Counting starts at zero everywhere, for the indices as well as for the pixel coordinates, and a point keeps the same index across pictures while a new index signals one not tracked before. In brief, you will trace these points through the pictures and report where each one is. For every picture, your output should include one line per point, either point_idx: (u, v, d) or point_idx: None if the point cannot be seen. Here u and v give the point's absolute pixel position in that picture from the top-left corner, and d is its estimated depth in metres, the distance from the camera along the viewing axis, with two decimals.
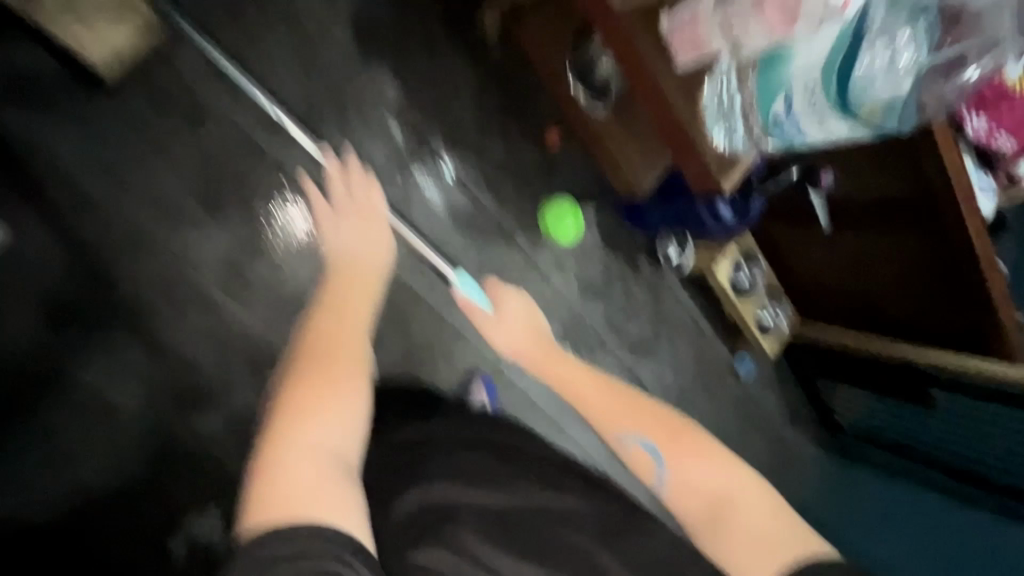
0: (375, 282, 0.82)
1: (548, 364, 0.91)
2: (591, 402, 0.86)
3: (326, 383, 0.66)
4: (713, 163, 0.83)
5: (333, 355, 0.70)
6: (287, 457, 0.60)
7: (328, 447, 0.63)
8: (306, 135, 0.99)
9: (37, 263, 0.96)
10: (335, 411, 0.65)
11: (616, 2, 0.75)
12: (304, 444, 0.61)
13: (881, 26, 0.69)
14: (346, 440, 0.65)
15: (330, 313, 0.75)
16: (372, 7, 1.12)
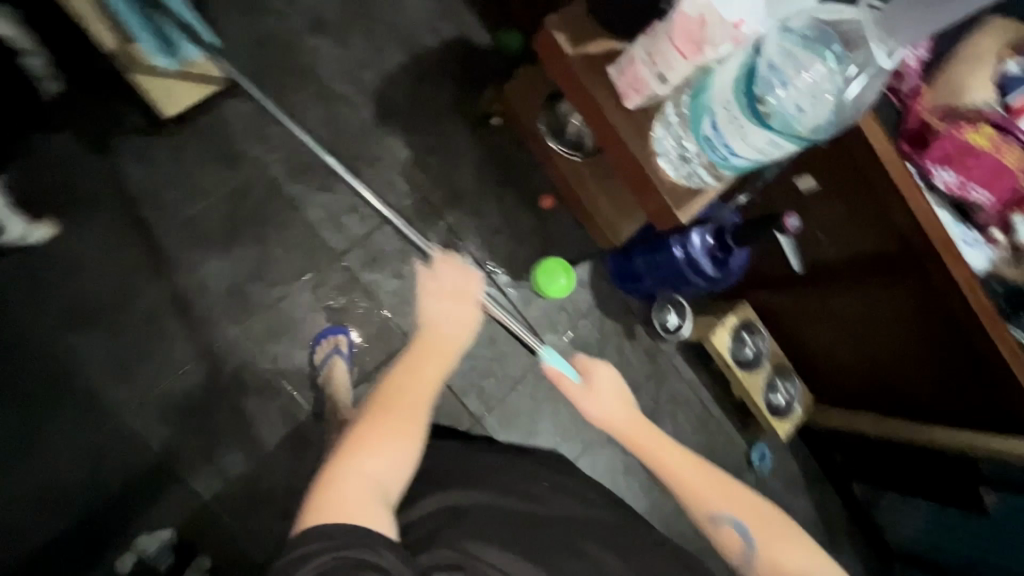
0: (457, 348, 0.75)
1: (638, 435, 0.80)
2: (676, 472, 0.77)
3: (387, 422, 0.65)
4: (670, 195, 0.90)
5: (401, 399, 0.68)
6: (338, 480, 0.60)
7: (376, 479, 0.62)
8: (418, 235, 0.82)
9: (65, 265, 1.06)
10: (389, 446, 0.64)
11: (569, 50, 0.88)
12: (357, 471, 0.61)
13: (778, 50, 0.70)
14: (394, 472, 0.64)
15: (409, 361, 0.72)
16: (396, 80, 1.29)
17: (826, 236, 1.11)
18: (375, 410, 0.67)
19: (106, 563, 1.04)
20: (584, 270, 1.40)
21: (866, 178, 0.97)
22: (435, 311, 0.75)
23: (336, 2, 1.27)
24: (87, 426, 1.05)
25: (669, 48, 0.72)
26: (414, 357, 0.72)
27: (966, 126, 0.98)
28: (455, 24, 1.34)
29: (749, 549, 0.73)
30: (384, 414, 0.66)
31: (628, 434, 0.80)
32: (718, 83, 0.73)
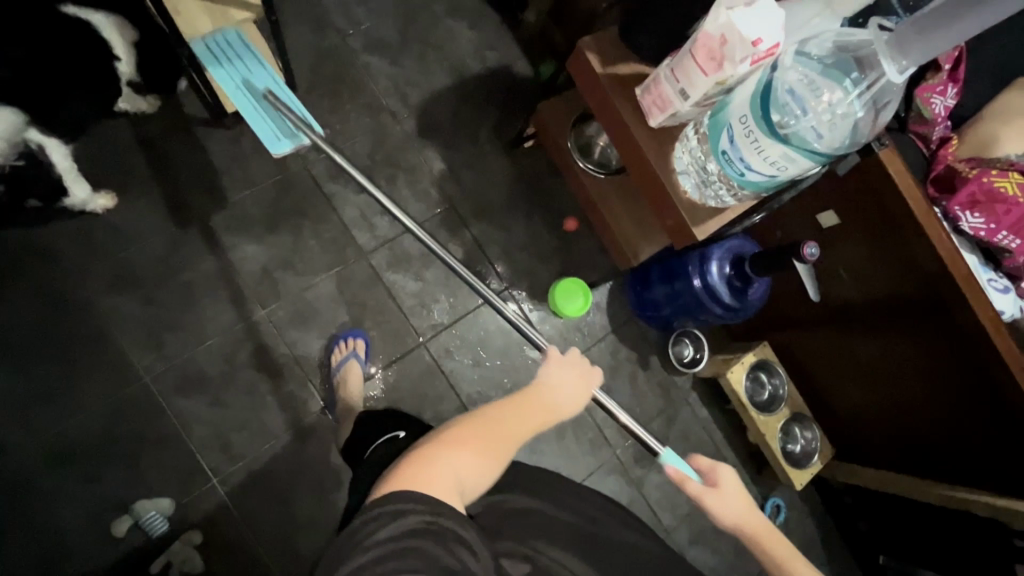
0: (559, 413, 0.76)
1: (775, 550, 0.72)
2: None
3: (486, 436, 0.67)
4: (686, 211, 0.92)
5: (503, 423, 0.70)
6: (430, 465, 0.62)
7: (460, 479, 0.62)
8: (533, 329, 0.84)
9: (116, 235, 1.15)
10: (480, 458, 0.65)
11: (597, 67, 0.94)
12: (448, 464, 0.62)
13: (794, 71, 0.74)
14: (474, 483, 0.64)
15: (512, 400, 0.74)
16: (439, 99, 1.38)
17: (850, 274, 1.10)
18: (471, 423, 0.69)
19: (106, 523, 1.06)
20: (602, 293, 1.41)
21: (886, 211, 0.96)
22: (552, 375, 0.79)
23: (393, 26, 1.39)
24: (111, 387, 1.10)
25: (692, 66, 0.77)
26: (526, 397, 0.75)
27: (993, 172, 0.96)
28: (499, 54, 1.44)
29: None
30: (487, 429, 0.68)
31: (760, 538, 0.73)
32: (737, 100, 0.77)
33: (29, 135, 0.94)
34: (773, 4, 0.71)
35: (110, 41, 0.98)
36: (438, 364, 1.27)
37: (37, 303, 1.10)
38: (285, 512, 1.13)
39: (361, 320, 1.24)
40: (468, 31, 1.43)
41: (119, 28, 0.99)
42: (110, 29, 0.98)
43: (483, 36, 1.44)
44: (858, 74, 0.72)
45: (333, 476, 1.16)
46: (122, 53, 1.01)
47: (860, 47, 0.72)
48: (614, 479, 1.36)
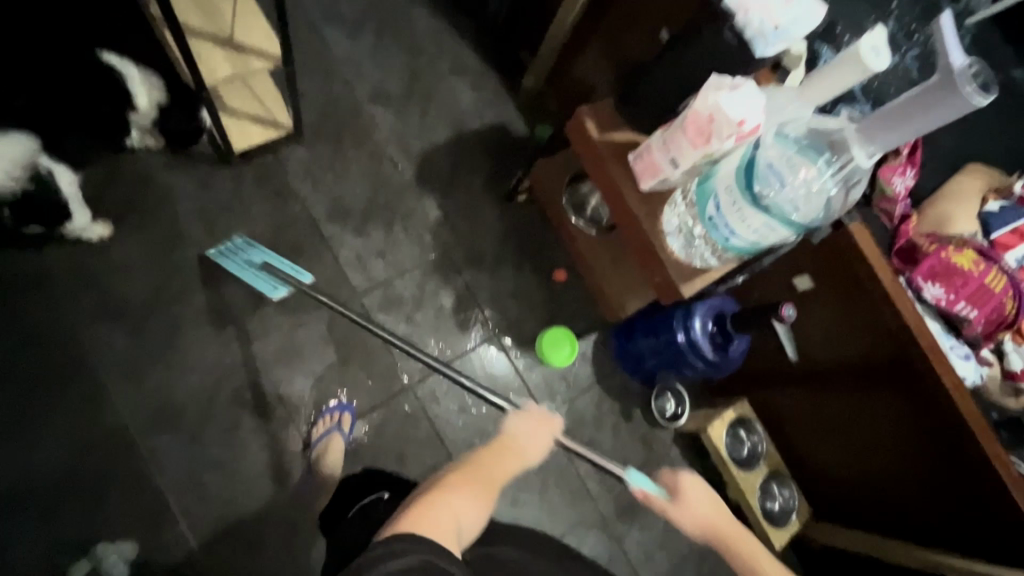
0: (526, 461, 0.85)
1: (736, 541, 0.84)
2: None
3: (476, 481, 0.77)
4: (674, 268, 0.98)
5: (484, 468, 0.80)
6: (428, 511, 0.69)
7: (455, 519, 0.70)
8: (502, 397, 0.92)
9: (107, 264, 1.14)
10: (471, 498, 0.74)
11: (594, 133, 1.01)
12: (442, 507, 0.70)
13: (775, 148, 0.82)
14: (472, 522, 0.72)
15: (492, 448, 0.83)
16: (439, 150, 1.45)
17: (823, 335, 1.16)
18: (461, 473, 0.78)
19: (62, 567, 1.01)
20: (588, 344, 1.44)
21: (858, 281, 1.03)
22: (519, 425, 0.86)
23: (398, 81, 1.46)
24: (83, 421, 1.07)
25: (682, 138, 0.84)
26: (500, 445, 0.84)
27: (951, 247, 1.06)
28: (498, 113, 1.53)
29: None
30: (474, 475, 0.77)
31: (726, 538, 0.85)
32: (722, 171, 0.84)
33: (39, 160, 0.96)
34: (756, 91, 0.79)
35: (134, 92, 1.02)
36: (423, 410, 1.26)
37: (17, 330, 1.07)
38: (257, 559, 1.09)
39: (349, 361, 1.23)
40: (469, 91, 1.52)
41: (149, 84, 1.03)
42: (139, 83, 1.02)
43: (483, 96, 1.53)
44: (832, 155, 0.81)
45: (309, 523, 1.12)
46: (142, 105, 1.04)
47: (832, 133, 0.81)
48: (595, 533, 1.34)
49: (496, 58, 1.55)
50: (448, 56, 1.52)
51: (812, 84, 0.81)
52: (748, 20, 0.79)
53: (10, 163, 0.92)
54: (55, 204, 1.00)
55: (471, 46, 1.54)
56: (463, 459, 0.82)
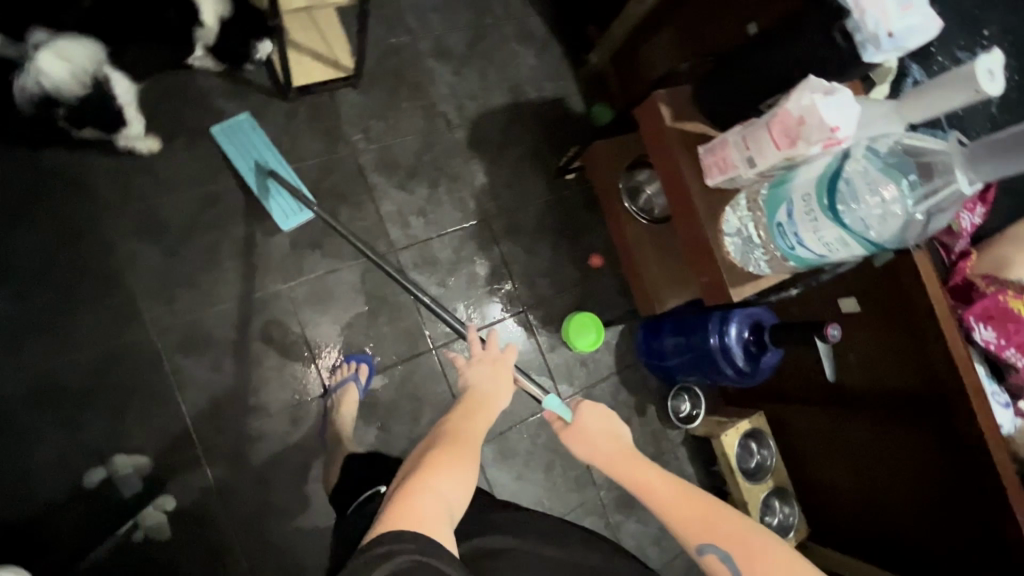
0: (498, 408, 0.87)
1: (621, 464, 0.85)
2: (654, 493, 0.81)
3: (459, 455, 0.75)
4: (726, 271, 0.96)
5: (463, 437, 0.78)
6: (413, 497, 0.67)
7: (444, 501, 0.69)
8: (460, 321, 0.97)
9: (152, 180, 1.12)
10: (456, 475, 0.73)
11: (667, 119, 0.98)
12: (431, 493, 0.69)
13: (862, 163, 0.78)
14: (460, 499, 0.72)
15: (465, 412, 0.83)
16: (494, 116, 1.41)
17: (857, 359, 1.14)
18: (440, 450, 0.76)
19: (78, 471, 1.03)
20: (614, 332, 1.43)
21: (906, 311, 1.01)
22: (481, 379, 0.88)
23: (462, 38, 1.42)
24: (114, 334, 1.07)
25: (765, 138, 0.81)
26: (471, 404, 0.84)
27: (1009, 291, 1.02)
28: (557, 87, 1.49)
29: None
30: (453, 447, 0.76)
31: (611, 459, 0.86)
32: (801, 177, 0.81)
33: (102, 69, 0.94)
34: (853, 98, 0.75)
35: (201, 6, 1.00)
36: (444, 374, 1.26)
37: (58, 233, 1.07)
38: (262, 492, 1.10)
39: (377, 314, 1.23)
40: (532, 60, 1.47)
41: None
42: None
43: (545, 67, 1.48)
44: (922, 178, 0.77)
45: (317, 465, 1.13)
46: (208, 20, 1.02)
47: (928, 154, 0.77)
48: (592, 519, 1.35)
49: (563, 31, 1.51)
50: (516, 20, 1.47)
51: (916, 99, 0.77)
52: (862, 22, 0.73)
53: (78, 68, 0.91)
54: (115, 114, 0.99)
55: (540, 13, 1.50)
56: (442, 428, 0.80)
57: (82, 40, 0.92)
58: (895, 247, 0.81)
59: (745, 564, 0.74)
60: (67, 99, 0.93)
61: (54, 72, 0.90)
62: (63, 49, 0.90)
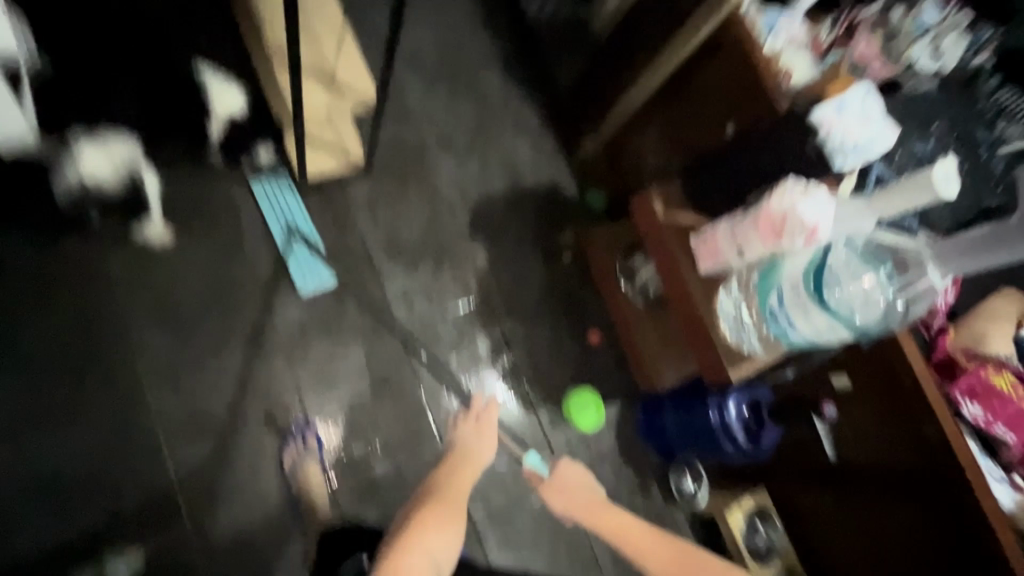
0: (481, 464, 1.00)
1: (603, 517, 0.98)
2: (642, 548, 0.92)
3: (444, 511, 0.87)
4: (724, 353, 1.00)
5: (450, 496, 0.91)
6: (407, 555, 0.79)
7: (434, 556, 0.81)
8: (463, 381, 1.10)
9: (166, 267, 1.16)
10: (444, 529, 0.84)
11: (660, 213, 1.07)
12: (422, 550, 0.80)
13: (844, 257, 0.86)
14: (449, 554, 0.83)
15: (450, 473, 0.95)
16: (494, 201, 1.51)
17: (850, 434, 1.16)
18: (428, 509, 0.87)
19: (70, 568, 1.01)
20: (614, 409, 1.44)
21: (894, 389, 1.06)
22: (464, 439, 1.02)
23: (464, 132, 1.54)
24: (120, 421, 1.08)
25: (752, 232, 0.89)
26: (458, 466, 0.97)
27: (989, 368, 1.07)
28: (553, 174, 1.60)
29: None
30: (438, 506, 0.88)
31: (592, 517, 0.99)
32: (788, 268, 0.88)
33: (139, 164, 1.04)
34: (828, 196, 0.83)
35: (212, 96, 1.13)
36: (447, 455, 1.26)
37: (71, 321, 1.09)
38: None
39: (381, 396, 1.24)
40: (529, 150, 1.59)
41: (223, 89, 1.14)
42: (216, 88, 1.14)
43: (541, 156, 1.60)
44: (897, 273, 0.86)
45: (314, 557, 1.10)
46: (217, 109, 1.15)
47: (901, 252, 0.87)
48: None
49: (557, 124, 1.64)
50: (514, 115, 1.60)
51: (883, 199, 0.84)
52: (830, 138, 0.83)
53: (116, 160, 1.02)
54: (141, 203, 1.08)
55: (536, 108, 1.63)
56: (431, 489, 0.92)
57: (118, 135, 1.03)
58: (880, 332, 0.87)
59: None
60: (110, 188, 1.03)
61: (96, 165, 1.02)
62: (101, 147, 1.02)
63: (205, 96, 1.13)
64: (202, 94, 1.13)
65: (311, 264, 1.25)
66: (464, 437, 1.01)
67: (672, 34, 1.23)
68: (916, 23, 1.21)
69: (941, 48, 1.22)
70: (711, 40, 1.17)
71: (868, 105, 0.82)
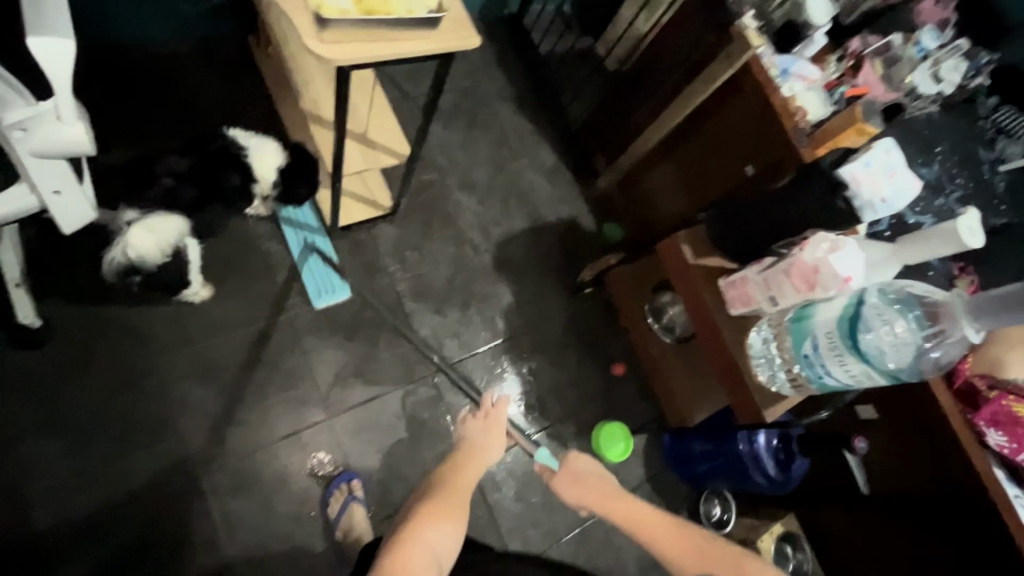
0: (488, 460, 0.93)
1: (613, 503, 0.93)
2: (651, 530, 0.89)
3: (448, 504, 0.83)
4: (758, 396, 1.04)
5: (454, 489, 0.86)
6: (407, 546, 0.76)
7: (435, 552, 0.77)
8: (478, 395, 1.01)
9: (205, 324, 1.19)
10: (446, 523, 0.80)
11: (690, 258, 1.11)
12: (423, 542, 0.77)
13: (878, 304, 0.86)
14: (449, 549, 0.79)
15: (455, 466, 0.90)
16: (515, 239, 1.54)
17: (882, 462, 1.20)
18: (431, 501, 0.83)
19: None
20: (641, 440, 1.47)
21: (920, 420, 1.09)
22: (471, 433, 0.95)
23: (483, 172, 1.57)
24: (168, 479, 1.09)
25: (786, 282, 0.92)
26: (462, 458, 0.92)
27: (1013, 394, 1.04)
28: (570, 208, 1.63)
29: None
30: (443, 499, 0.84)
31: (603, 504, 0.93)
32: (821, 315, 0.90)
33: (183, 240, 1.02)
34: (857, 247, 0.86)
35: (254, 163, 1.08)
36: (483, 495, 1.31)
37: (115, 384, 1.11)
38: None
39: (417, 438, 1.26)
40: (547, 185, 1.63)
41: (263, 154, 1.08)
42: (257, 152, 1.08)
43: (557, 192, 1.64)
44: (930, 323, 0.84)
45: None
46: (260, 175, 1.08)
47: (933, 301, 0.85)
48: None
49: (572, 159, 1.68)
50: (530, 153, 1.64)
51: (908, 244, 0.88)
52: (860, 192, 0.88)
53: (163, 240, 0.98)
54: (182, 280, 1.03)
55: (551, 145, 1.68)
56: (435, 480, 0.88)
57: (167, 215, 1.00)
58: (918, 378, 0.87)
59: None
60: (148, 266, 0.98)
61: (142, 242, 0.97)
62: (148, 227, 0.98)
63: (245, 158, 1.06)
64: (242, 157, 1.07)
65: (323, 276, 1.28)
66: (472, 432, 0.94)
67: (689, 78, 1.26)
68: (916, 51, 1.26)
69: (941, 73, 1.25)
70: (728, 84, 1.19)
71: (890, 159, 0.88)
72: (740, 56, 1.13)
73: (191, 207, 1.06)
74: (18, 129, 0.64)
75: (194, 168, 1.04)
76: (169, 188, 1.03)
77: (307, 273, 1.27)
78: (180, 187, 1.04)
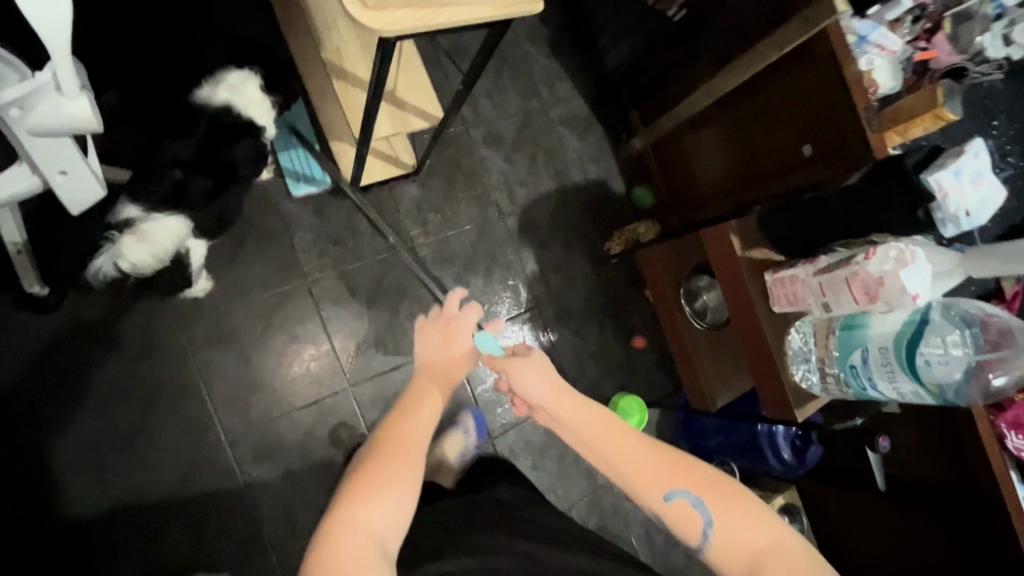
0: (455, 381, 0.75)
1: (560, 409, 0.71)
2: (600, 438, 0.69)
3: (383, 463, 0.64)
4: (791, 395, 1.03)
5: (392, 437, 0.66)
6: (339, 532, 0.59)
7: (377, 533, 0.60)
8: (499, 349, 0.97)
9: (222, 289, 1.13)
10: (385, 490, 0.62)
11: (738, 249, 1.07)
12: (357, 523, 0.60)
13: (939, 321, 0.81)
14: (393, 519, 0.62)
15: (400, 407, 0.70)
16: (542, 201, 1.45)
17: (899, 452, 1.22)
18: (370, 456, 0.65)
19: None
20: (656, 412, 1.47)
21: (948, 421, 1.08)
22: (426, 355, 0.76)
23: (511, 124, 1.45)
24: (193, 442, 1.09)
25: (844, 290, 0.87)
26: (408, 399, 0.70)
27: None
28: (599, 168, 1.53)
29: (709, 527, 0.65)
30: (382, 456, 0.64)
31: (569, 421, 0.71)
32: (877, 327, 0.87)
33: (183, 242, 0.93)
34: (926, 260, 0.80)
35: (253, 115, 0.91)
36: None
37: (133, 349, 1.08)
38: None
39: None
40: (577, 143, 1.52)
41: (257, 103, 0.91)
42: (251, 102, 0.91)
43: (589, 150, 1.53)
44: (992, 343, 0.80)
45: None
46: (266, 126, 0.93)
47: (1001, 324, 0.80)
48: None
49: (605, 114, 1.55)
50: (562, 104, 1.51)
51: (973, 258, 0.83)
52: (944, 203, 0.86)
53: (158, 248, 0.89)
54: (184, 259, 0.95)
55: (584, 96, 1.54)
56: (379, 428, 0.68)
57: (169, 220, 0.88)
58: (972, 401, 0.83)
59: (717, 511, 0.65)
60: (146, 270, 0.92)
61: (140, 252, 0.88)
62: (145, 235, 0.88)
63: (235, 112, 0.89)
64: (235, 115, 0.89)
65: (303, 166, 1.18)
66: (427, 346, 0.76)
67: (752, 38, 1.11)
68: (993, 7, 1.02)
69: None
70: (798, 50, 1.05)
71: (979, 166, 0.87)
72: (820, 20, 0.98)
73: (204, 201, 0.91)
74: (17, 107, 0.56)
75: (200, 152, 0.88)
76: (177, 181, 0.87)
77: (284, 158, 1.17)
78: (190, 179, 0.88)
